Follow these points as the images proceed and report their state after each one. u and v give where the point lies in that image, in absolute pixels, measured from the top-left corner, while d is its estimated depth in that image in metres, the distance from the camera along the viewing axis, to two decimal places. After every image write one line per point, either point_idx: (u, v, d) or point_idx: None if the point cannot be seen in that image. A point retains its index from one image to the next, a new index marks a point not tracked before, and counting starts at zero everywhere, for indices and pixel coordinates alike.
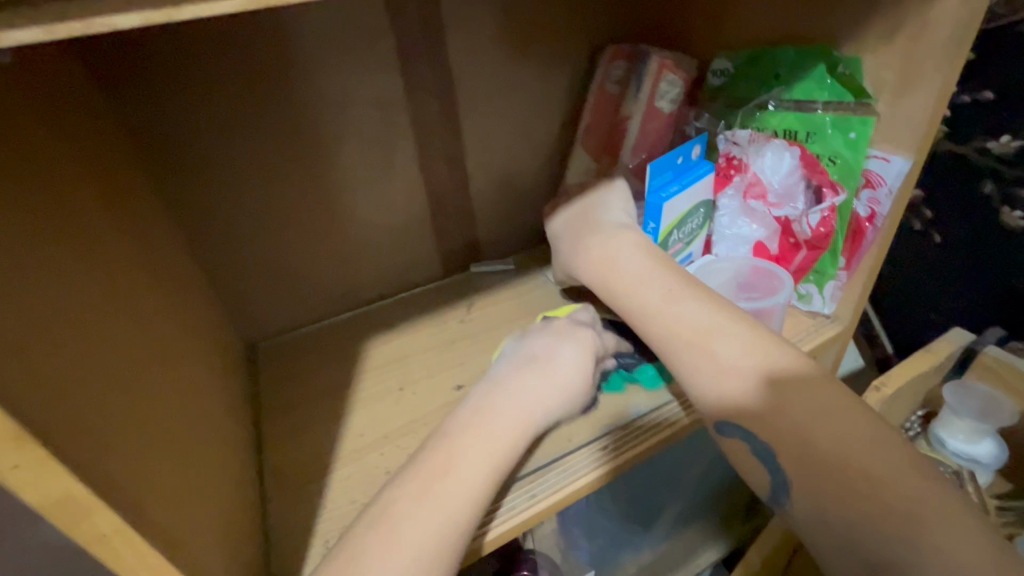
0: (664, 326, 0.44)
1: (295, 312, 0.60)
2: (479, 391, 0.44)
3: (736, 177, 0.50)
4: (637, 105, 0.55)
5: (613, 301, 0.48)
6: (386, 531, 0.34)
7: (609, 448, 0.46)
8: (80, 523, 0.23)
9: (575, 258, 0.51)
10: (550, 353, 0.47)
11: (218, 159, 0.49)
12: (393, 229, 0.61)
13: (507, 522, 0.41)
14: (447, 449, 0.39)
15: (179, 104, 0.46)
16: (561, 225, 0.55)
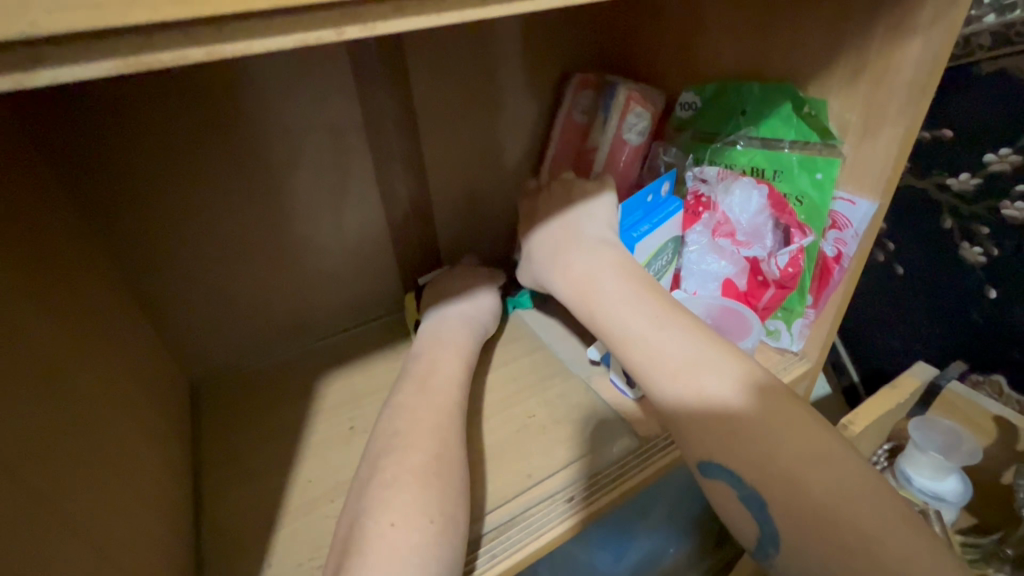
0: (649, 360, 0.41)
1: (244, 348, 0.56)
2: (424, 332, 0.52)
3: (705, 215, 0.49)
4: (604, 137, 0.54)
5: (598, 328, 0.45)
6: None
7: (582, 495, 0.44)
8: None
9: (557, 278, 0.48)
10: (468, 289, 0.56)
11: (156, 196, 0.45)
12: (351, 258, 0.58)
13: None
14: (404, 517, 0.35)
15: (128, 140, 0.43)
16: (540, 243, 0.51)
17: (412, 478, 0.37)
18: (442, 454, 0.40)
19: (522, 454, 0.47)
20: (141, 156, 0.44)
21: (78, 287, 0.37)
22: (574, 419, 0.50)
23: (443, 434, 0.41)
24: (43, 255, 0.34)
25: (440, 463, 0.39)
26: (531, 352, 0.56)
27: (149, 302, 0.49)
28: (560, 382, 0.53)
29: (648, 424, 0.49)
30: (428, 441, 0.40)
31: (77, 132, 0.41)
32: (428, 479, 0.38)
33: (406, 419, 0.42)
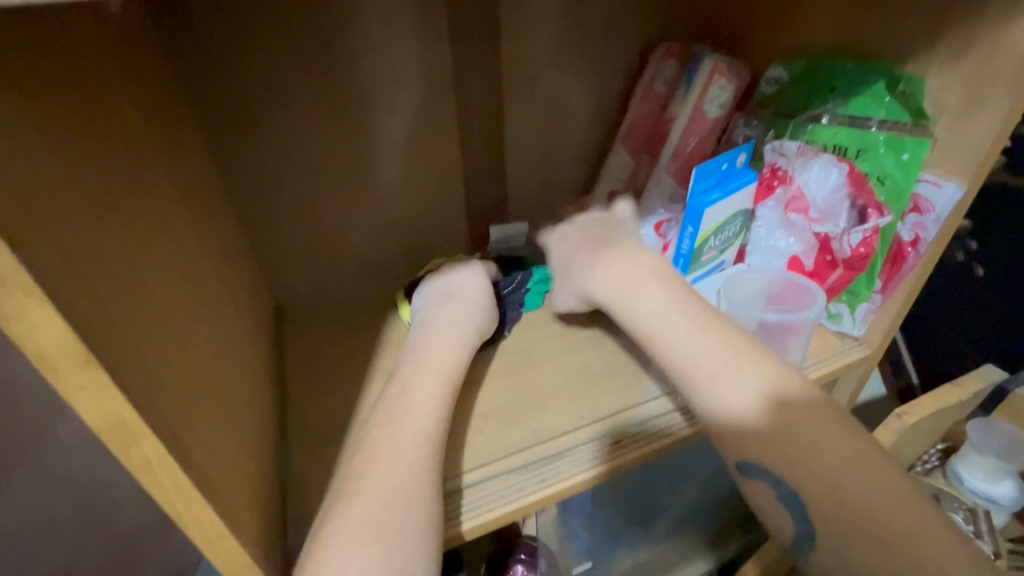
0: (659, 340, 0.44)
1: (325, 276, 0.62)
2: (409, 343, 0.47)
3: (779, 188, 0.49)
4: (684, 108, 0.55)
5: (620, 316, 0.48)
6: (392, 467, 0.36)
7: (628, 438, 0.46)
8: (130, 448, 0.23)
9: (586, 269, 0.51)
10: (459, 287, 0.51)
11: (254, 104, 0.49)
12: (427, 205, 0.62)
13: (488, 512, 0.42)
14: (410, 439, 0.38)
15: (259, 79, 0.49)
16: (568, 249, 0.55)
17: (404, 443, 0.37)
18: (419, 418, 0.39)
19: (572, 399, 0.50)
20: (266, 95, 0.49)
21: (192, 166, 0.41)
22: (625, 370, 0.52)
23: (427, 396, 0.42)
24: (171, 134, 0.38)
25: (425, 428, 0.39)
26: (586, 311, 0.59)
27: (253, 224, 0.55)
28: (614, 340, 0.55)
29: None
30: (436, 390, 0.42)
31: (224, 72, 0.47)
32: (423, 412, 0.40)
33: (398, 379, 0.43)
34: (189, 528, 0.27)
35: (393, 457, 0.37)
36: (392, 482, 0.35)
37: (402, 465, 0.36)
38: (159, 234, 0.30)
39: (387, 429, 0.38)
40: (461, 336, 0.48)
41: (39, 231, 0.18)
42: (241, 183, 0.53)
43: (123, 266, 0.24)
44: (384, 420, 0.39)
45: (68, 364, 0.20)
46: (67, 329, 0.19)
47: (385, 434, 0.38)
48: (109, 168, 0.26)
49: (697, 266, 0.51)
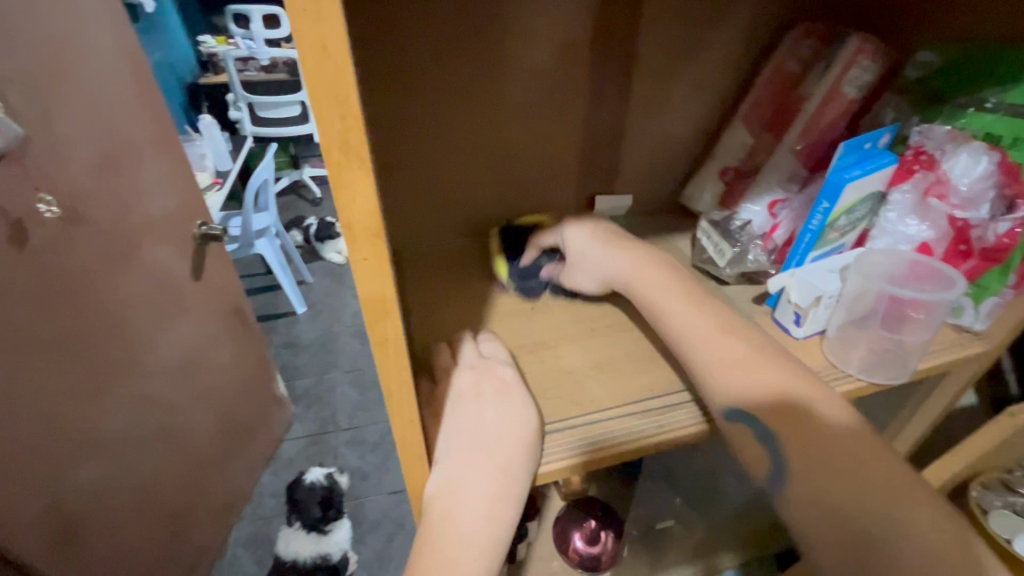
0: (729, 377, 0.44)
1: (440, 226, 0.65)
2: (447, 422, 0.44)
3: (920, 172, 0.48)
4: (819, 88, 0.55)
5: (643, 308, 0.51)
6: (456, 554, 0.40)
7: (666, 426, 0.47)
8: (379, 322, 0.26)
9: (597, 246, 0.56)
10: (492, 376, 0.46)
11: (409, 53, 0.52)
12: (544, 168, 0.65)
13: (597, 449, 0.45)
14: (468, 538, 0.41)
15: (420, 33, 0.51)
16: (576, 232, 0.58)
17: (475, 514, 0.41)
18: (483, 500, 0.41)
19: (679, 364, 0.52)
20: (427, 52, 0.53)
21: None
22: None
23: (498, 476, 0.42)
24: None
25: (498, 502, 0.41)
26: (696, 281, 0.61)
27: (391, 171, 0.59)
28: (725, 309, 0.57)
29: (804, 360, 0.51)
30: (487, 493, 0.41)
31: (396, 26, 0.50)
32: (476, 517, 0.41)
33: (460, 452, 0.43)
34: (392, 407, 0.31)
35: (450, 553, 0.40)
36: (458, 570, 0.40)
37: (468, 554, 0.41)
38: None
39: (444, 526, 0.41)
40: (518, 401, 0.45)
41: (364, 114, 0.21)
42: (387, 130, 0.57)
43: None
44: (440, 515, 0.41)
45: (364, 236, 0.23)
46: (375, 205, 0.23)
47: (447, 525, 0.41)
48: None
49: (821, 243, 0.51)
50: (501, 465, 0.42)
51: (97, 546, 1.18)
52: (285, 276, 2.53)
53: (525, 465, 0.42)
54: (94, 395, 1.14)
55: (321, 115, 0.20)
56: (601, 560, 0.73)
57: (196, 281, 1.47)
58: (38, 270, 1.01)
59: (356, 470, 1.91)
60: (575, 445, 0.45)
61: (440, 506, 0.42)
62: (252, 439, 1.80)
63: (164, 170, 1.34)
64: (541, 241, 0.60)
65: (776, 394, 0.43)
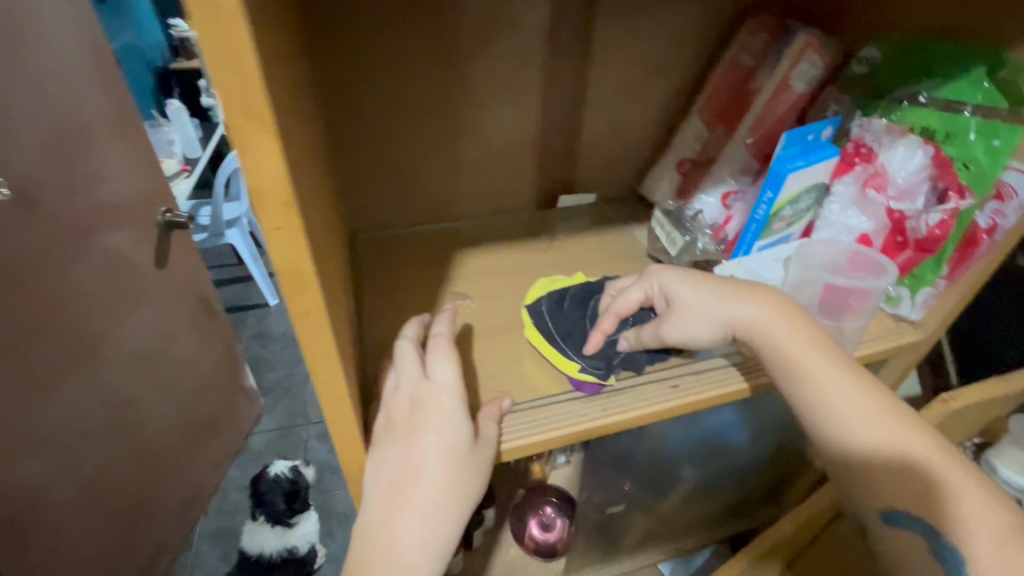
0: (822, 392, 0.45)
1: (398, 212, 0.65)
2: (385, 420, 0.41)
3: (860, 165, 0.50)
4: (769, 81, 0.56)
5: (774, 364, 0.46)
6: (396, 555, 0.38)
7: (611, 409, 0.47)
8: (297, 294, 0.26)
9: (717, 304, 0.47)
10: (428, 371, 0.43)
11: (363, 36, 0.52)
12: (503, 155, 0.65)
13: (543, 434, 0.45)
14: (408, 540, 0.38)
15: (375, 16, 0.51)
16: (680, 285, 0.48)
17: (422, 514, 0.39)
18: (434, 499, 0.39)
19: None
20: (382, 31, 0.52)
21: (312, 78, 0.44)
22: None
23: (445, 472, 0.39)
24: (300, 39, 0.41)
25: (452, 500, 0.40)
26: (651, 271, 0.62)
27: (347, 157, 0.59)
28: None
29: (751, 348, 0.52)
30: (429, 490, 0.39)
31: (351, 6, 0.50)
32: (415, 519, 0.38)
33: (398, 454, 0.40)
34: (319, 383, 0.31)
35: (389, 557, 0.38)
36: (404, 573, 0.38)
37: (410, 556, 0.38)
38: (302, 122, 0.32)
39: (383, 530, 0.38)
40: (458, 394, 0.42)
41: (267, 75, 0.21)
42: (343, 114, 0.56)
43: (293, 134, 0.27)
44: (377, 518, 0.39)
45: (275, 206, 0.23)
46: (284, 173, 0.22)
47: (386, 530, 0.38)
48: (280, 48, 0.28)
49: (767, 234, 0.52)
50: (449, 453, 0.40)
51: (48, 542, 1.15)
52: (256, 267, 2.48)
53: (469, 459, 0.40)
54: (45, 385, 1.11)
55: (217, 74, 0.19)
56: (556, 546, 0.74)
57: (158, 270, 1.44)
58: None
59: (325, 463, 1.90)
60: (508, 431, 0.45)
61: (376, 509, 0.39)
62: (217, 431, 1.77)
63: (125, 155, 1.30)
64: (631, 299, 0.51)
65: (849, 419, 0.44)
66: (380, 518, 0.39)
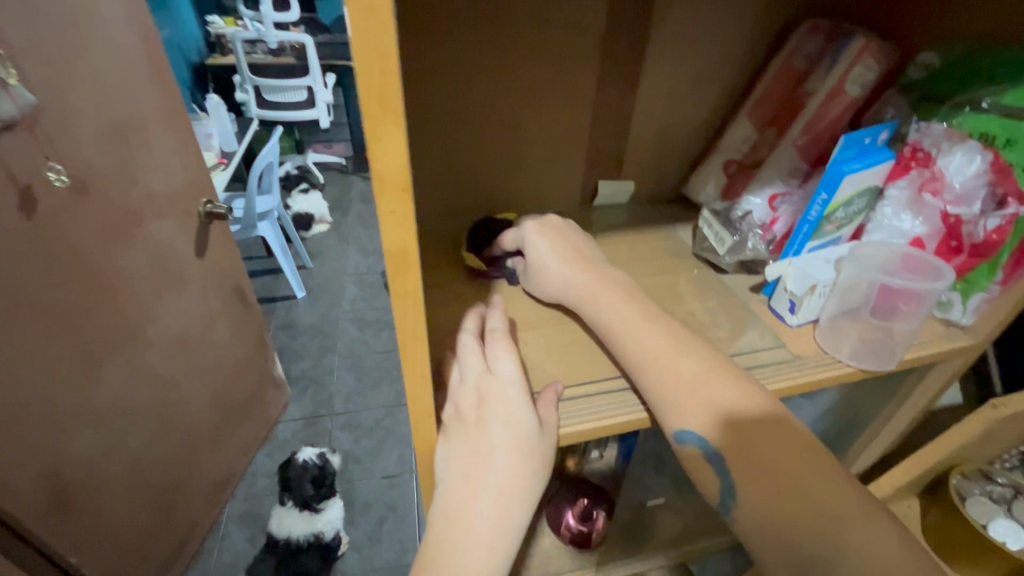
0: (703, 411, 0.43)
1: (449, 207, 0.67)
2: (450, 421, 0.44)
3: (916, 169, 0.50)
4: (824, 85, 0.57)
5: (592, 317, 0.50)
6: (469, 546, 0.41)
7: None
8: (401, 272, 0.29)
9: (571, 274, 0.52)
10: (489, 367, 0.45)
11: (431, 37, 0.54)
12: (553, 152, 0.66)
13: (600, 421, 0.46)
14: (482, 531, 0.41)
15: (444, 17, 0.53)
16: (537, 238, 0.55)
17: (495, 500, 0.42)
18: (503, 487, 0.42)
19: None
20: (449, 32, 0.54)
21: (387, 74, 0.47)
22: (728, 321, 0.56)
23: (513, 461, 0.42)
24: None
25: (519, 492, 0.42)
26: (697, 270, 0.63)
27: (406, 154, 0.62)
28: (723, 296, 0.59)
29: (800, 347, 0.53)
30: (499, 484, 0.42)
31: (422, 8, 0.52)
32: (484, 511, 0.41)
33: (470, 444, 0.42)
34: (405, 356, 0.33)
35: (462, 548, 0.41)
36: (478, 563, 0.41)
37: (485, 544, 0.41)
38: None
39: (457, 522, 0.42)
40: (517, 393, 0.43)
41: None
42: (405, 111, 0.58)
43: None
44: (450, 512, 0.42)
45: (393, 188, 0.26)
46: (404, 162, 0.25)
47: (460, 522, 0.42)
48: None
49: (819, 235, 0.53)
50: (516, 444, 0.42)
51: (90, 517, 1.19)
52: (285, 259, 2.54)
53: (534, 454, 0.42)
54: (93, 365, 1.16)
55: (362, 70, 0.22)
56: (591, 537, 0.75)
57: (198, 259, 1.48)
58: (39, 239, 1.02)
59: (349, 453, 1.93)
60: (565, 416, 0.46)
61: (448, 505, 0.42)
62: (247, 418, 1.81)
63: (172, 146, 1.35)
64: (502, 242, 0.58)
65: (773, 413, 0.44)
66: (453, 513, 0.42)
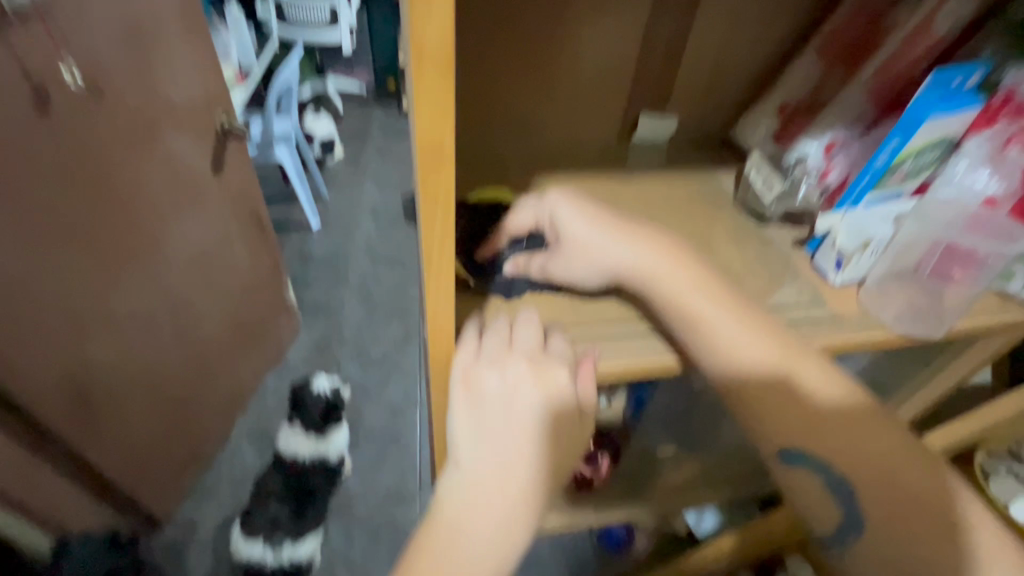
0: (730, 356, 0.46)
1: (479, 128, 0.63)
2: (480, 402, 0.47)
3: (1005, 121, 0.44)
4: (911, 18, 0.51)
5: (659, 299, 0.49)
6: (474, 524, 0.45)
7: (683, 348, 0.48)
8: None
9: (613, 240, 0.50)
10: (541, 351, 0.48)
11: None
12: (595, 79, 0.61)
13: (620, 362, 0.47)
14: (490, 513, 0.45)
15: None
16: (570, 216, 0.51)
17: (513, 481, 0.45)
18: (528, 476, 0.46)
19: None
20: None
21: None
22: (764, 272, 0.53)
23: (534, 447, 0.46)
24: None
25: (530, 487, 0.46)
26: (735, 217, 0.59)
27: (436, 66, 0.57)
28: (760, 246, 0.56)
29: (838, 305, 0.50)
30: (516, 477, 0.45)
31: None
32: (496, 498, 0.45)
33: (506, 418, 0.46)
34: None
35: (464, 523, 0.45)
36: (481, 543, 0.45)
37: (488, 527, 0.45)
38: None
39: (467, 499, 0.45)
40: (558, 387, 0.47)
41: None
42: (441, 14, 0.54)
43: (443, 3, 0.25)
44: (461, 489, 0.46)
45: None
46: None
47: (469, 498, 0.45)
48: None
49: (881, 187, 0.49)
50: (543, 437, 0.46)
51: (110, 421, 1.24)
52: (302, 187, 2.50)
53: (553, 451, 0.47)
54: (110, 275, 1.16)
55: None
56: (594, 480, 0.78)
57: (216, 177, 1.45)
58: (53, 141, 0.99)
59: (358, 383, 1.98)
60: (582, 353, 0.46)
61: (461, 481, 0.46)
62: (260, 340, 1.84)
63: (191, 56, 1.28)
64: (515, 224, 0.54)
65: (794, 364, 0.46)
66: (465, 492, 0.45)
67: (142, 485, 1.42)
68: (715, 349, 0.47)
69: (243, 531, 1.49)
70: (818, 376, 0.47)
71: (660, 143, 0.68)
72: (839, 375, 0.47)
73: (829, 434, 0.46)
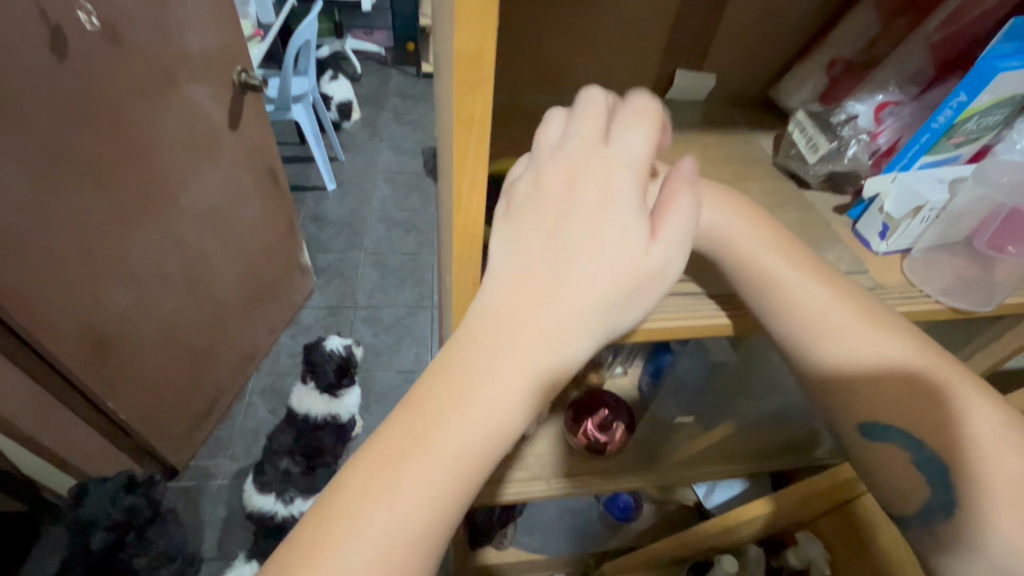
0: (806, 321, 0.42)
1: (505, 77, 0.60)
2: (529, 215, 0.37)
3: None
4: None
5: (727, 262, 0.44)
6: (472, 385, 0.35)
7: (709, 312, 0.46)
8: None
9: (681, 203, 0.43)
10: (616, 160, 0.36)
11: None
12: (632, 26, 0.57)
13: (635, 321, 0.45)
14: (490, 380, 0.35)
15: None
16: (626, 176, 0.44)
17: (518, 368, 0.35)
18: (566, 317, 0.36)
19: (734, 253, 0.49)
20: None
21: None
22: (804, 237, 0.50)
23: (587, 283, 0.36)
24: None
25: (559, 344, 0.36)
26: (774, 180, 0.56)
27: None
28: (800, 212, 0.52)
29: (882, 275, 0.47)
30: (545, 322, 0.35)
31: None
32: (512, 350, 0.35)
33: (540, 260, 0.36)
34: None
35: (461, 380, 0.35)
36: (468, 423, 0.34)
37: (485, 398, 0.35)
38: None
39: (473, 351, 0.36)
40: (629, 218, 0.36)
41: None
42: None
43: None
44: (468, 340, 0.36)
45: None
46: None
47: (478, 346, 0.36)
48: None
49: (938, 149, 0.46)
50: (591, 277, 0.36)
51: (127, 370, 1.26)
52: (318, 147, 2.47)
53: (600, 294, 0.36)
54: (127, 226, 1.16)
55: None
56: (607, 447, 0.76)
57: (233, 131, 1.43)
58: (70, 86, 0.97)
59: (370, 346, 1.99)
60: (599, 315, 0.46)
61: (475, 325, 0.36)
62: (274, 299, 1.85)
63: (210, 2, 1.24)
64: None
65: (869, 328, 0.41)
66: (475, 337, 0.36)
67: (159, 433, 1.45)
68: (788, 318, 0.42)
69: (257, 485, 1.52)
70: (881, 337, 0.41)
71: (695, 101, 0.64)
72: (897, 334, 0.41)
73: (886, 398, 0.41)
